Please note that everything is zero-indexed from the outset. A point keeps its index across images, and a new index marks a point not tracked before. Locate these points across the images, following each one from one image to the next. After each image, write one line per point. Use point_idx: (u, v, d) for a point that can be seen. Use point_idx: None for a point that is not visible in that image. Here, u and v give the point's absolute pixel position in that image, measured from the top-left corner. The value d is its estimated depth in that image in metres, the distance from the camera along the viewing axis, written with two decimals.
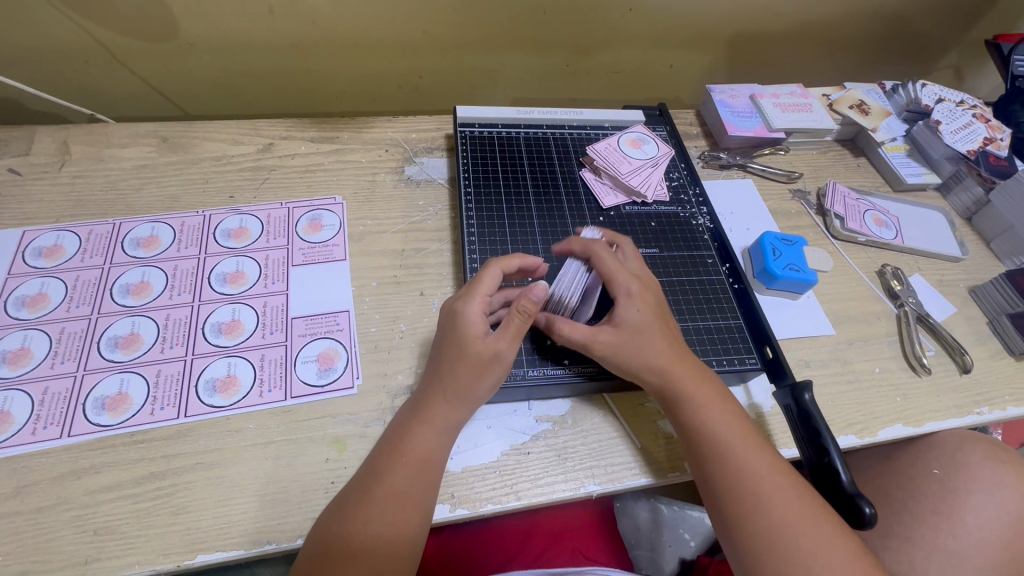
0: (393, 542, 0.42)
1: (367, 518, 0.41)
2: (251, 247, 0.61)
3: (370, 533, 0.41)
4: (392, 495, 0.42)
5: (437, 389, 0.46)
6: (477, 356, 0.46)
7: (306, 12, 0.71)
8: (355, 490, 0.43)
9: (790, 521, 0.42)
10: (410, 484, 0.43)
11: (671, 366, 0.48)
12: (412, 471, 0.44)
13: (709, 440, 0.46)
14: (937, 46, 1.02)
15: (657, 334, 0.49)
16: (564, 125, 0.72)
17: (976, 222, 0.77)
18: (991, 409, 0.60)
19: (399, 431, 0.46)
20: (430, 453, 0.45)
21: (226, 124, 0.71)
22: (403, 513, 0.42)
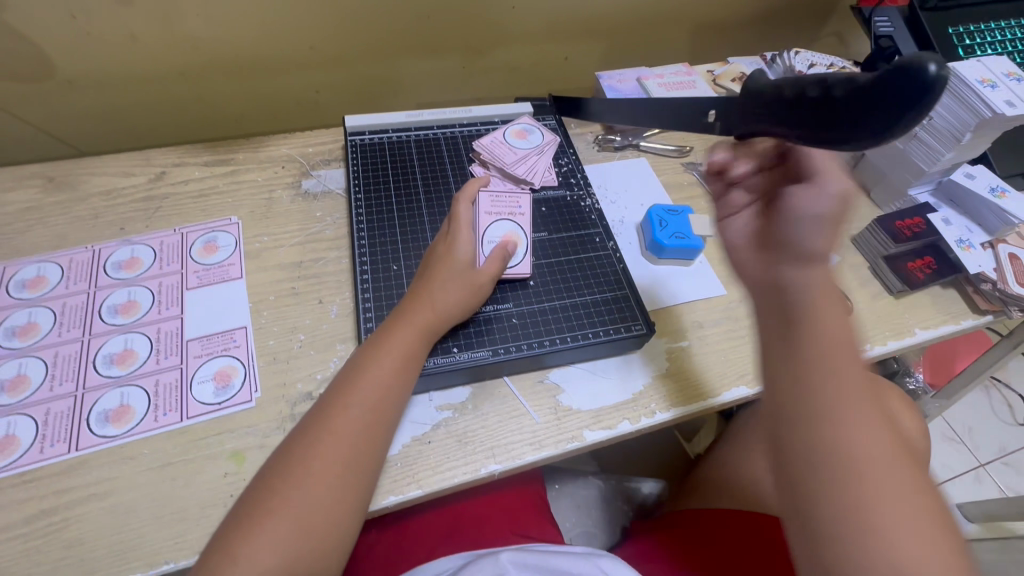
0: (363, 437, 0.45)
1: (344, 414, 0.45)
2: (144, 277, 0.60)
3: (349, 428, 0.45)
4: (372, 389, 0.47)
5: (418, 295, 0.53)
6: (453, 273, 0.54)
7: (187, 37, 0.72)
8: (334, 398, 0.46)
9: (889, 515, 0.39)
10: (388, 380, 0.48)
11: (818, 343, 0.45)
12: (391, 368, 0.48)
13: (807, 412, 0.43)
14: (816, 17, 1.09)
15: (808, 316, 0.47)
16: (455, 125, 0.74)
17: (857, 173, 0.81)
18: (871, 346, 0.65)
19: (378, 335, 0.50)
20: (409, 352, 0.50)
21: (115, 157, 0.71)
22: (378, 404, 0.47)
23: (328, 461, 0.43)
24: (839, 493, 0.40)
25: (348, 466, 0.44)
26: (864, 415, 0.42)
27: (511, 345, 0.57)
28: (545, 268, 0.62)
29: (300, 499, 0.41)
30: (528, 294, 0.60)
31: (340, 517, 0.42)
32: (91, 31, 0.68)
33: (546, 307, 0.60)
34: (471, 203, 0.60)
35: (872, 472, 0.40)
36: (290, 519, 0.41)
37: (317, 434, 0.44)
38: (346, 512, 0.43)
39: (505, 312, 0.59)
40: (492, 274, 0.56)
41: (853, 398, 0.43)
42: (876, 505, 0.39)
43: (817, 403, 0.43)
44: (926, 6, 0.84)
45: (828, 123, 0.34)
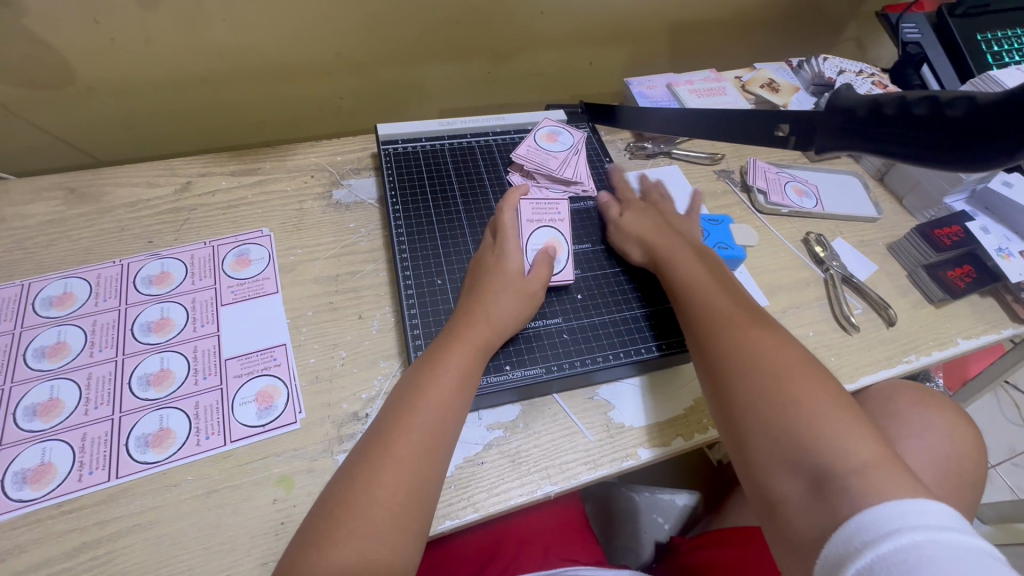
0: (426, 459, 0.44)
1: (407, 437, 0.44)
2: (176, 292, 0.58)
3: (409, 450, 0.43)
4: (432, 411, 0.45)
5: (470, 311, 0.51)
6: (504, 284, 0.53)
7: (211, 42, 0.70)
8: (395, 421, 0.45)
9: (817, 424, 0.41)
10: (447, 400, 0.46)
11: (721, 306, 0.51)
12: (449, 387, 0.47)
13: (725, 362, 0.47)
14: (836, 23, 1.09)
15: (711, 286, 0.53)
16: (488, 132, 0.72)
17: (887, 181, 0.81)
18: (918, 355, 0.64)
19: (434, 354, 0.49)
20: (466, 370, 0.48)
21: (138, 167, 0.68)
22: (436, 425, 0.45)
23: (393, 487, 0.42)
24: (764, 421, 0.43)
25: (413, 491, 0.42)
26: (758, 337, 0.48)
27: (563, 361, 0.55)
28: (591, 281, 0.61)
29: (368, 527, 0.40)
30: (576, 308, 0.58)
31: (407, 545, 0.41)
32: (114, 37, 0.65)
33: (594, 322, 0.58)
34: (515, 209, 0.58)
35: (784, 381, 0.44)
36: (356, 549, 0.39)
37: (380, 459, 0.43)
38: (413, 539, 0.41)
39: (555, 327, 0.57)
40: (542, 280, 0.55)
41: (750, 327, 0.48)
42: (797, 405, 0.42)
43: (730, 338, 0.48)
44: (955, 14, 0.84)
45: (948, 134, 0.36)
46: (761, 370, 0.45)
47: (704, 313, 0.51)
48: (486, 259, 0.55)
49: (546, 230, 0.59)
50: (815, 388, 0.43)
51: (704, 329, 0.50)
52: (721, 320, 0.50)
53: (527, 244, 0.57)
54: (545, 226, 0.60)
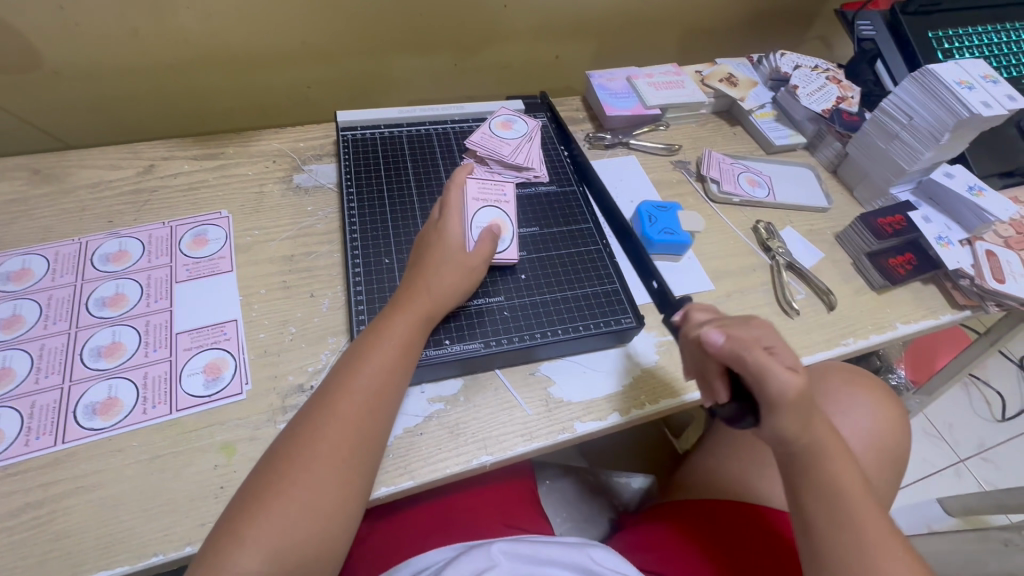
0: (366, 421, 0.46)
1: (347, 400, 0.46)
2: (132, 269, 0.60)
3: (347, 414, 0.45)
4: (373, 377, 0.47)
5: (414, 285, 0.53)
6: (446, 259, 0.54)
7: (176, 30, 0.72)
8: (335, 386, 0.47)
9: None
10: (389, 367, 0.48)
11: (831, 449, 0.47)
12: (392, 355, 0.49)
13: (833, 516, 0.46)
14: (801, 22, 1.12)
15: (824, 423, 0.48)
16: (447, 121, 0.74)
17: (840, 173, 0.83)
18: (856, 338, 0.66)
19: (377, 325, 0.51)
20: (408, 339, 0.50)
21: (102, 151, 0.70)
22: (377, 391, 0.47)
23: (331, 446, 0.44)
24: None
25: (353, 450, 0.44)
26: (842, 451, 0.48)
27: (502, 337, 0.56)
28: (536, 262, 0.62)
29: (306, 481, 0.42)
30: (519, 287, 0.60)
31: (345, 499, 0.43)
32: (79, 23, 0.67)
33: (537, 300, 0.60)
34: (462, 187, 0.60)
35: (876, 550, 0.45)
36: (293, 502, 0.41)
37: (320, 420, 0.45)
38: (351, 494, 0.44)
39: (497, 305, 0.58)
40: (483, 256, 0.56)
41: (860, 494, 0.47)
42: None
43: (834, 507, 0.47)
44: (907, 11, 0.87)
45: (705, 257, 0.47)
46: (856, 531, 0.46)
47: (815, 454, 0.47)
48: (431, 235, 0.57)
49: (491, 209, 0.62)
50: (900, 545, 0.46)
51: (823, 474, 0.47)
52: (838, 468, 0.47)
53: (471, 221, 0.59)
54: (489, 204, 0.62)
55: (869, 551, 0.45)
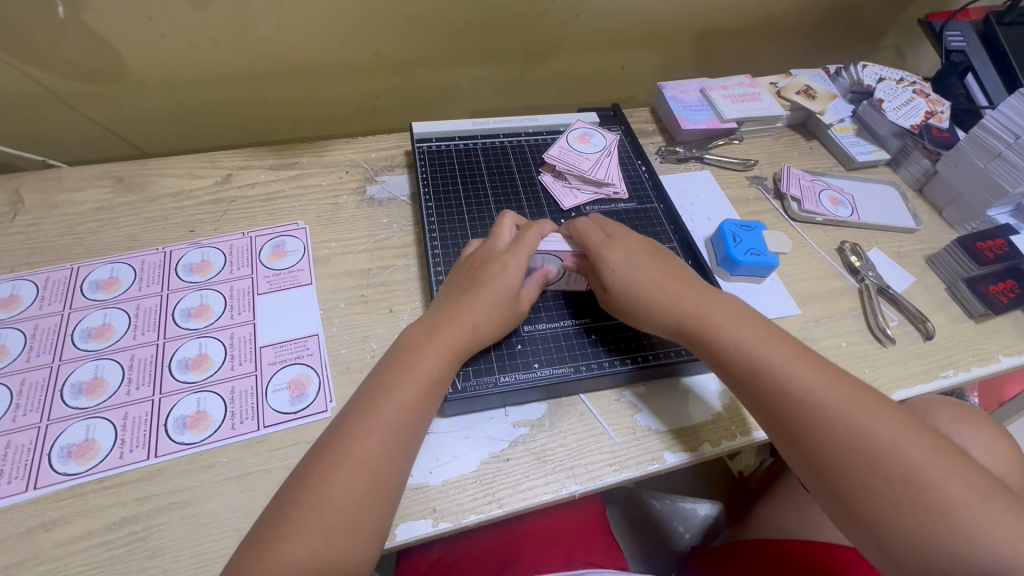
0: (383, 461, 0.43)
1: (367, 437, 0.44)
2: (215, 280, 0.60)
3: (364, 452, 0.43)
4: (396, 411, 0.45)
5: (450, 313, 0.51)
6: (499, 297, 0.52)
7: (255, 41, 0.72)
8: (359, 420, 0.44)
9: (927, 480, 0.41)
10: (412, 403, 0.46)
11: (799, 381, 0.46)
12: (418, 390, 0.47)
13: (827, 444, 0.44)
14: (875, 32, 1.07)
15: (779, 350, 0.48)
16: (521, 133, 0.72)
17: (926, 192, 0.79)
18: (956, 371, 0.62)
19: (406, 353, 0.48)
20: (436, 376, 0.48)
21: (182, 159, 0.71)
22: (399, 425, 0.45)
23: (343, 483, 0.41)
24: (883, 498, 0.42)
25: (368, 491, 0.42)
26: (818, 381, 0.46)
27: (590, 363, 0.55)
28: None
29: (316, 520, 0.40)
30: (603, 309, 0.59)
31: (355, 544, 0.41)
32: (165, 33, 0.68)
33: (622, 325, 0.58)
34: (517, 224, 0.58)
35: (920, 474, 0.42)
36: (302, 541, 0.39)
37: (338, 455, 0.43)
38: (366, 536, 0.41)
39: (582, 328, 0.57)
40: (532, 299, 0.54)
41: (851, 414, 0.44)
42: (904, 463, 0.42)
43: (836, 442, 0.44)
44: (1003, 21, 0.82)
45: None
46: (859, 445, 0.43)
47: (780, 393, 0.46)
48: (491, 259, 0.54)
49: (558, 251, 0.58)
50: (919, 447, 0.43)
51: (802, 415, 0.45)
52: (817, 400, 0.45)
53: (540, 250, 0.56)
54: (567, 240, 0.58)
55: (882, 471, 0.42)
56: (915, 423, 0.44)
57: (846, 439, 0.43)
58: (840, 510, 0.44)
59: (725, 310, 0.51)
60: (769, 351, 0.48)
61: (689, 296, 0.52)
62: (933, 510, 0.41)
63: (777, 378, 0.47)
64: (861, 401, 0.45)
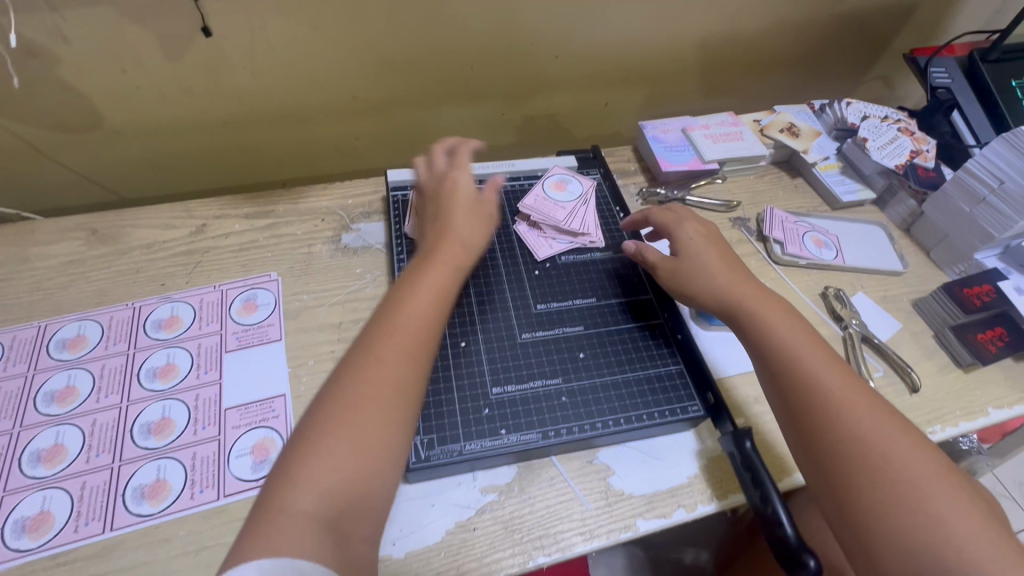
0: (409, 362, 0.45)
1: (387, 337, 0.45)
2: (183, 337, 0.59)
3: (387, 371, 0.44)
4: (412, 329, 0.46)
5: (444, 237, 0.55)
6: (470, 208, 0.58)
7: (231, 89, 0.72)
8: (377, 330, 0.46)
9: (923, 488, 0.41)
10: (427, 320, 0.48)
11: (822, 372, 0.47)
12: (429, 303, 0.49)
13: (833, 424, 0.45)
14: (861, 63, 1.07)
15: (811, 348, 0.49)
16: (497, 180, 0.72)
17: (914, 232, 0.78)
18: (943, 426, 0.60)
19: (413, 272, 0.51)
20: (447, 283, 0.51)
21: (157, 209, 0.71)
22: (416, 342, 0.46)
23: (367, 401, 0.42)
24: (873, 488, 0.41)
25: (400, 388, 0.43)
26: (842, 379, 0.47)
27: (559, 427, 0.53)
28: (594, 339, 0.59)
29: (356, 419, 0.41)
30: (574, 367, 0.57)
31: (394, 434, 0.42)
32: (140, 84, 0.68)
33: (595, 384, 0.56)
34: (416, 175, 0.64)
35: (919, 482, 0.41)
36: (341, 444, 0.40)
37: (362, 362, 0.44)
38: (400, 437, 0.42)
39: (553, 389, 0.55)
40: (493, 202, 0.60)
41: (863, 408, 0.45)
42: (906, 470, 0.41)
43: (843, 426, 0.44)
44: (988, 58, 0.81)
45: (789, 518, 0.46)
46: (864, 437, 0.43)
47: (801, 377, 0.47)
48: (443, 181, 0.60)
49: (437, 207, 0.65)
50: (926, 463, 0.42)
51: (819, 396, 0.46)
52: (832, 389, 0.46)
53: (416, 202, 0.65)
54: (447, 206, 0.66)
55: (881, 463, 0.42)
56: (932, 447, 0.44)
57: (852, 428, 0.44)
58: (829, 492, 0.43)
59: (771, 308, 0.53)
60: (803, 346, 0.49)
61: (736, 290, 0.54)
62: (922, 520, 0.39)
63: (801, 365, 0.48)
64: (880, 408, 0.45)
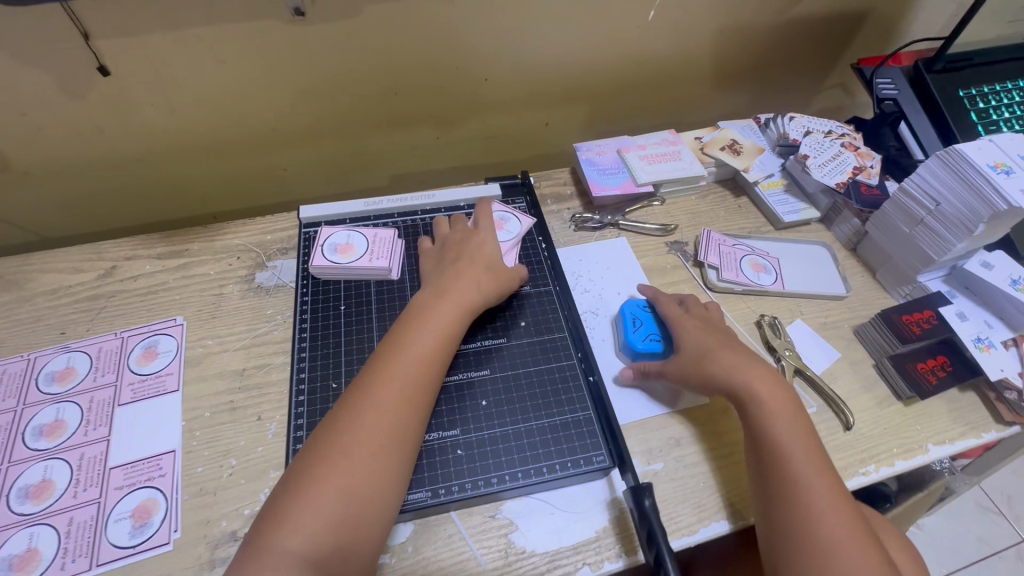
0: (397, 411, 0.47)
1: (389, 382, 0.48)
2: (76, 391, 0.57)
3: (379, 405, 0.47)
4: (414, 364, 0.50)
5: (458, 278, 0.57)
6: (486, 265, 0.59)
7: (142, 127, 0.70)
8: (377, 374, 0.49)
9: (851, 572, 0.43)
10: (430, 355, 0.51)
11: (798, 446, 0.49)
12: (434, 343, 0.51)
13: (793, 491, 0.47)
14: (817, 71, 1.03)
15: (794, 427, 0.51)
16: (417, 212, 0.70)
17: (860, 251, 0.74)
18: (878, 466, 0.57)
19: (421, 314, 0.54)
20: (450, 326, 0.53)
21: (67, 252, 0.69)
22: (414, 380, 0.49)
23: (359, 441, 0.45)
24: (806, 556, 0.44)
25: (381, 439, 0.45)
26: (812, 457, 0.49)
27: (450, 484, 0.50)
28: (499, 385, 0.56)
29: (351, 462, 0.44)
30: (475, 416, 0.54)
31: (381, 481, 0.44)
32: (43, 127, 0.66)
33: (496, 434, 0.53)
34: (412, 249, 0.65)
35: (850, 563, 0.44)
36: (337, 481, 0.43)
37: (360, 406, 0.47)
38: (389, 482, 0.45)
39: (450, 441, 0.52)
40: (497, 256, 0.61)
41: (826, 487, 0.47)
42: (841, 553, 0.44)
43: (802, 495, 0.47)
44: (932, 69, 0.77)
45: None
46: (817, 512, 0.46)
47: (779, 446, 0.49)
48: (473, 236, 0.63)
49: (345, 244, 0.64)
50: (860, 551, 0.44)
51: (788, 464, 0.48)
52: (800, 461, 0.48)
53: (324, 242, 0.63)
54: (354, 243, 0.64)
55: (826, 536, 0.45)
56: (871, 539, 0.46)
57: (803, 501, 0.46)
58: (769, 545, 0.47)
59: (772, 386, 0.53)
60: (800, 442, 0.50)
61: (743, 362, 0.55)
62: None
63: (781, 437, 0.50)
64: (837, 491, 0.47)
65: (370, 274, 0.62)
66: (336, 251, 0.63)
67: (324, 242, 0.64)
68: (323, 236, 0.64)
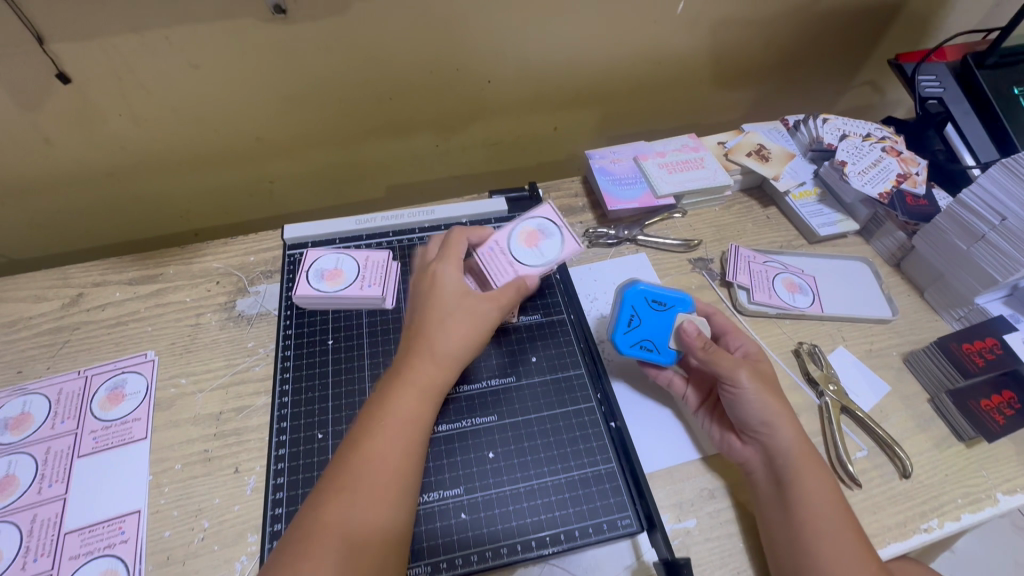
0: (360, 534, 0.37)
1: (340, 496, 0.39)
2: (32, 440, 0.51)
3: (340, 527, 0.37)
4: (371, 470, 0.40)
5: (415, 349, 0.46)
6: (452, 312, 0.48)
7: (109, 138, 0.64)
8: (327, 487, 0.39)
9: None
10: (389, 454, 0.41)
11: (841, 525, 0.42)
12: (394, 436, 0.42)
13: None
14: (846, 67, 0.96)
15: (833, 505, 0.44)
16: (414, 230, 0.64)
17: (905, 267, 0.67)
18: (941, 521, 0.50)
19: (375, 404, 0.44)
20: (412, 412, 0.43)
21: (29, 278, 0.62)
22: (375, 490, 0.39)
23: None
24: None
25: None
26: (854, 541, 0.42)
27: (453, 555, 0.43)
28: (507, 435, 0.49)
29: None
30: (481, 472, 0.47)
31: None
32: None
33: (503, 494, 0.46)
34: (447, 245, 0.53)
35: None
36: None
37: (306, 535, 0.37)
38: None
39: (452, 502, 0.45)
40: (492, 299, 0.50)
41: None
42: None
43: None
44: (984, 64, 0.70)
45: None
46: None
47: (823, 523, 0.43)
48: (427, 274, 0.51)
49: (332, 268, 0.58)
50: None
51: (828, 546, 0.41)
52: (843, 544, 0.41)
53: (308, 267, 0.57)
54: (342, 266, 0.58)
55: None
56: None
57: None
58: None
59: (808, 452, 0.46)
60: (835, 518, 0.43)
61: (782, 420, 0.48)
62: None
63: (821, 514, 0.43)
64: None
65: (358, 301, 0.56)
66: (323, 278, 0.57)
67: (308, 267, 0.58)
68: (308, 258, 0.58)
